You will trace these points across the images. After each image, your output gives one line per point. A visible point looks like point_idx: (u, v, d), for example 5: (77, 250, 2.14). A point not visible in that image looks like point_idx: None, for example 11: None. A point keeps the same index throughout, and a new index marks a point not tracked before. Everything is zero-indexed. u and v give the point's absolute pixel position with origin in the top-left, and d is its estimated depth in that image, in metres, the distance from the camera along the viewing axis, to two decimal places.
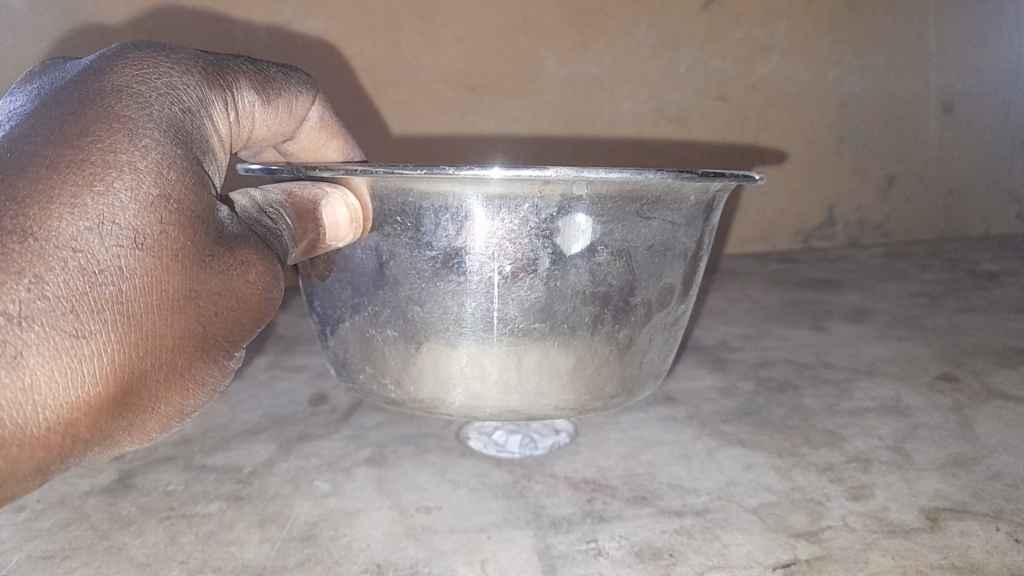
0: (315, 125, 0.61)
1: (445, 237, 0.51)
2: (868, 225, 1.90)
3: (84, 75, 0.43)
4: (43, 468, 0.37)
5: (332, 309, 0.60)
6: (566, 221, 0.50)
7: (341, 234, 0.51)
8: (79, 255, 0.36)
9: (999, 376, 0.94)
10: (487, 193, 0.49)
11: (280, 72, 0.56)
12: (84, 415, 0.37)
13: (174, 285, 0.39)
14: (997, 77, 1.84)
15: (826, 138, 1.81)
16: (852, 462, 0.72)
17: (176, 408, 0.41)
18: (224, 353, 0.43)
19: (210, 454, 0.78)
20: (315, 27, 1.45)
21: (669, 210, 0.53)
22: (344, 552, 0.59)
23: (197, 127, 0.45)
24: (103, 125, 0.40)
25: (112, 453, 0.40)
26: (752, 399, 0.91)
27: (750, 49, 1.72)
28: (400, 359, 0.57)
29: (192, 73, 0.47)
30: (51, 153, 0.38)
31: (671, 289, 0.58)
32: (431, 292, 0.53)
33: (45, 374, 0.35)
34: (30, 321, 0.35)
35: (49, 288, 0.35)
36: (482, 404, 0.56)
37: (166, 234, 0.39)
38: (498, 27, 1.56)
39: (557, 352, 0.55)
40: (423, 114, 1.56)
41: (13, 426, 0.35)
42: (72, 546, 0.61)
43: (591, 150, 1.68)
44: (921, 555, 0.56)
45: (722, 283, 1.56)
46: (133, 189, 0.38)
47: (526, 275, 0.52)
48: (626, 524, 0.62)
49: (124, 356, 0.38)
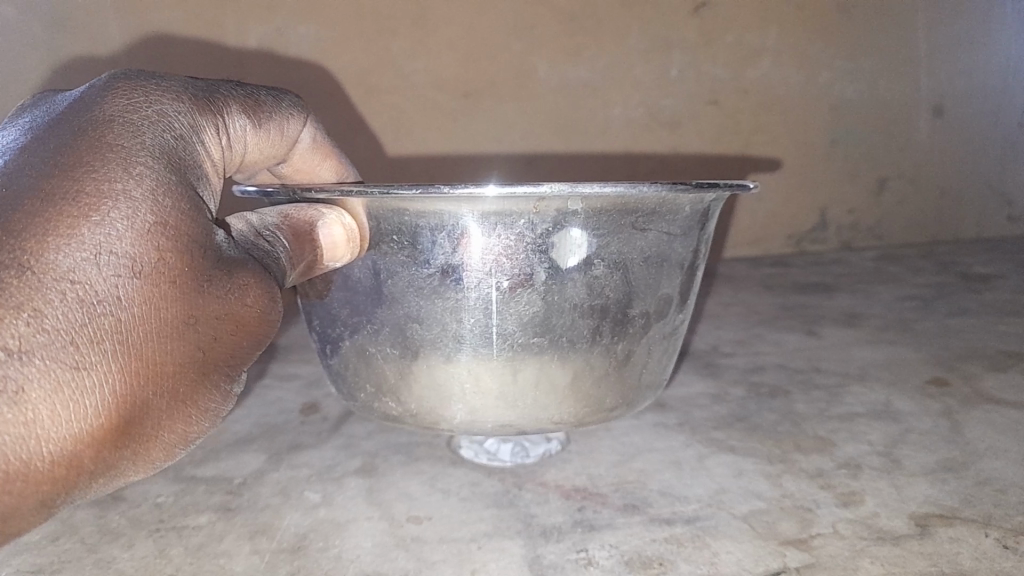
0: (307, 147, 0.61)
1: (442, 254, 0.51)
2: (860, 228, 1.90)
3: (75, 107, 0.43)
4: (48, 502, 0.36)
5: (331, 328, 0.60)
6: (562, 235, 0.50)
7: (338, 254, 0.51)
8: (77, 286, 0.36)
9: (991, 381, 0.95)
10: (482, 211, 0.49)
11: (269, 96, 0.56)
12: (89, 446, 0.37)
13: (173, 312, 0.39)
14: (988, 80, 1.85)
15: (818, 142, 1.81)
16: (843, 468, 0.72)
17: (180, 434, 0.41)
18: (226, 378, 0.43)
19: (200, 464, 0.78)
20: (306, 34, 1.45)
21: (665, 222, 0.53)
22: (334, 563, 0.59)
23: (190, 154, 0.45)
24: (97, 155, 0.40)
25: (117, 484, 0.40)
26: (743, 405, 0.91)
27: (741, 54, 1.72)
28: (398, 374, 0.57)
29: (183, 101, 0.47)
30: (47, 186, 0.38)
31: (669, 299, 0.58)
32: (431, 309, 0.53)
33: (48, 407, 0.35)
34: (31, 356, 0.35)
35: (48, 322, 0.35)
36: (482, 416, 0.56)
37: (164, 262, 0.39)
38: (490, 33, 1.56)
39: (556, 366, 0.55)
40: (414, 120, 1.57)
41: (17, 462, 0.35)
42: (61, 559, 0.61)
43: (583, 156, 1.69)
44: (910, 563, 0.56)
45: (715, 287, 1.56)
46: (130, 217, 0.38)
47: (523, 290, 0.52)
48: (616, 533, 0.62)
49: (126, 386, 0.37)
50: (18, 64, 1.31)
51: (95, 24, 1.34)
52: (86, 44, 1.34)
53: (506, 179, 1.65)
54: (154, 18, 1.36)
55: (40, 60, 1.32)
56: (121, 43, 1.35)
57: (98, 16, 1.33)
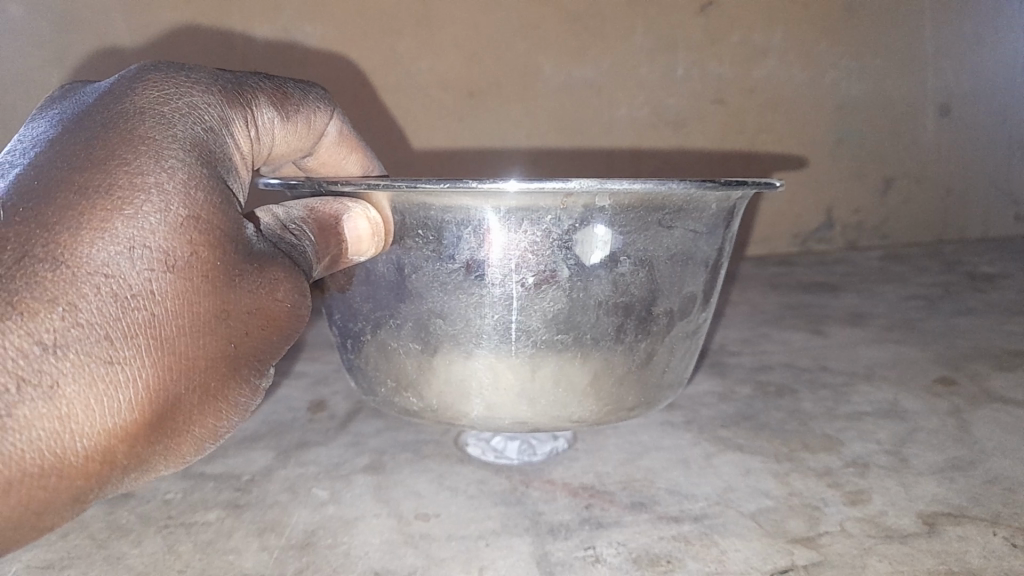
0: (333, 140, 0.61)
1: (468, 249, 0.51)
2: (866, 227, 1.90)
3: (104, 99, 0.43)
4: (82, 495, 0.37)
5: (352, 322, 0.60)
6: (587, 232, 0.50)
7: (363, 248, 0.51)
8: (111, 280, 0.37)
9: (998, 380, 0.94)
10: (508, 207, 0.49)
11: (297, 87, 0.56)
12: (122, 441, 0.37)
13: (205, 306, 0.39)
14: (994, 78, 1.84)
15: (824, 141, 1.81)
16: (850, 467, 0.72)
17: (210, 429, 0.41)
18: (255, 372, 0.43)
19: (208, 461, 0.79)
20: (312, 33, 1.46)
21: (691, 219, 0.53)
22: (343, 560, 0.59)
23: (220, 146, 0.45)
24: (128, 148, 0.40)
25: (147, 478, 0.41)
26: (750, 403, 0.91)
27: (748, 52, 1.72)
28: (418, 369, 0.57)
29: (213, 92, 0.48)
30: (78, 180, 0.38)
31: (693, 297, 0.58)
32: (454, 305, 0.53)
33: (82, 401, 0.36)
34: (65, 350, 0.35)
35: (83, 316, 0.36)
36: (500, 414, 0.57)
37: (197, 256, 0.39)
38: (496, 32, 1.56)
39: (577, 363, 0.54)
40: (421, 119, 1.57)
41: (53, 456, 0.35)
42: (70, 555, 0.61)
43: (589, 154, 1.69)
44: (919, 561, 0.56)
45: (720, 287, 1.56)
46: (162, 210, 0.38)
47: (548, 286, 0.52)
48: (625, 531, 0.62)
49: (159, 380, 0.38)
50: (27, 63, 1.32)
51: (102, 23, 1.34)
52: (93, 44, 1.34)
53: None
54: (160, 16, 1.37)
55: (49, 59, 1.33)
56: (128, 42, 1.36)
57: (105, 16, 1.34)
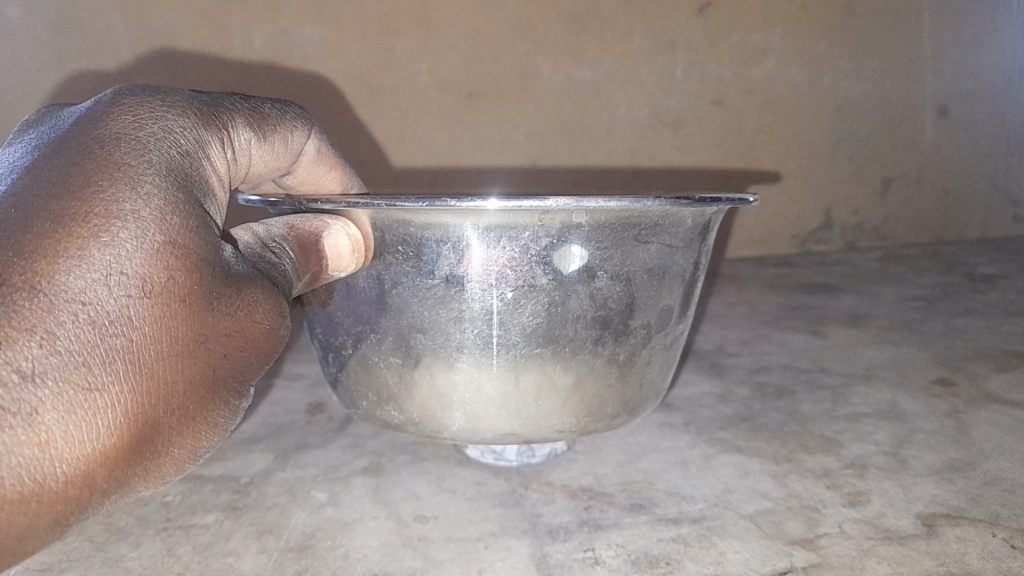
0: (312, 159, 0.61)
1: (447, 265, 0.51)
2: (865, 228, 1.90)
3: (80, 124, 0.43)
4: (62, 520, 0.37)
5: (334, 336, 0.60)
6: (563, 250, 0.51)
7: (343, 264, 0.51)
8: (88, 308, 0.36)
9: (996, 380, 0.95)
10: (486, 224, 0.49)
11: (274, 108, 0.56)
12: (101, 465, 0.37)
13: (182, 331, 0.39)
14: (993, 79, 1.84)
15: (822, 142, 1.81)
16: (849, 468, 0.72)
17: (188, 450, 0.42)
18: (233, 393, 0.43)
19: (207, 463, 0.79)
20: (311, 35, 1.46)
21: (667, 234, 0.54)
22: (341, 562, 0.59)
23: (196, 169, 0.45)
24: (105, 174, 0.40)
25: (126, 500, 0.41)
26: (749, 405, 0.91)
27: (747, 53, 1.72)
28: (400, 382, 0.57)
29: (188, 115, 0.47)
30: (55, 207, 0.38)
31: (670, 311, 0.58)
32: (434, 320, 0.54)
33: (62, 428, 0.35)
34: (44, 377, 0.35)
35: (60, 343, 0.35)
36: (482, 426, 0.57)
37: (173, 281, 0.39)
38: (495, 34, 1.56)
39: (556, 371, 0.54)
40: (419, 120, 1.57)
41: (31, 483, 0.35)
42: (69, 558, 0.61)
43: (587, 156, 1.69)
44: (918, 563, 0.56)
45: (719, 288, 1.56)
46: (139, 237, 0.38)
47: (527, 300, 0.52)
48: (623, 533, 0.62)
49: (138, 405, 0.38)
50: (26, 66, 1.33)
51: (100, 26, 1.34)
52: (92, 46, 1.35)
53: (506, 181, 1.65)
54: (159, 18, 1.37)
55: (47, 60, 1.33)
56: (126, 43, 1.36)
57: (104, 17, 1.34)
